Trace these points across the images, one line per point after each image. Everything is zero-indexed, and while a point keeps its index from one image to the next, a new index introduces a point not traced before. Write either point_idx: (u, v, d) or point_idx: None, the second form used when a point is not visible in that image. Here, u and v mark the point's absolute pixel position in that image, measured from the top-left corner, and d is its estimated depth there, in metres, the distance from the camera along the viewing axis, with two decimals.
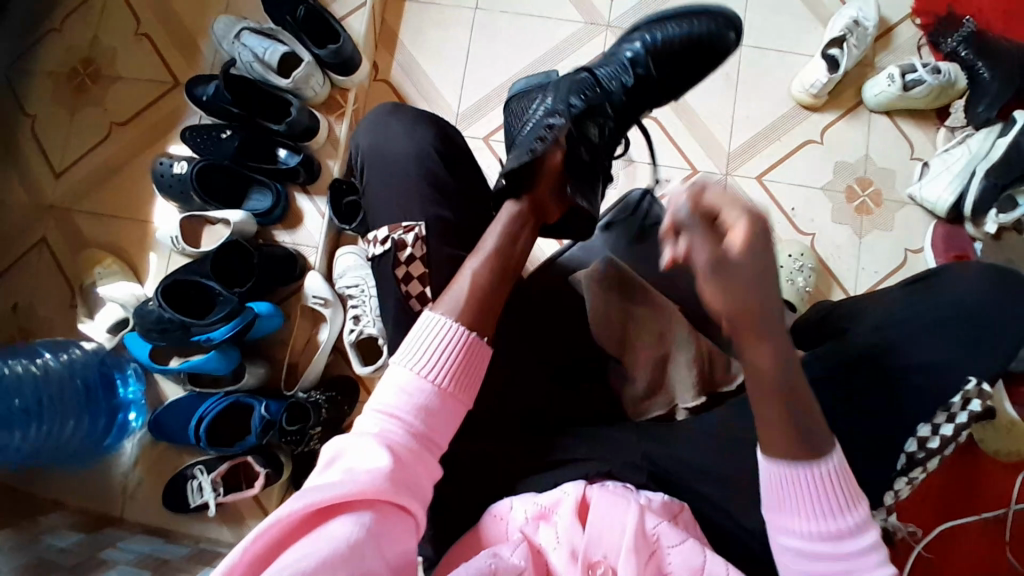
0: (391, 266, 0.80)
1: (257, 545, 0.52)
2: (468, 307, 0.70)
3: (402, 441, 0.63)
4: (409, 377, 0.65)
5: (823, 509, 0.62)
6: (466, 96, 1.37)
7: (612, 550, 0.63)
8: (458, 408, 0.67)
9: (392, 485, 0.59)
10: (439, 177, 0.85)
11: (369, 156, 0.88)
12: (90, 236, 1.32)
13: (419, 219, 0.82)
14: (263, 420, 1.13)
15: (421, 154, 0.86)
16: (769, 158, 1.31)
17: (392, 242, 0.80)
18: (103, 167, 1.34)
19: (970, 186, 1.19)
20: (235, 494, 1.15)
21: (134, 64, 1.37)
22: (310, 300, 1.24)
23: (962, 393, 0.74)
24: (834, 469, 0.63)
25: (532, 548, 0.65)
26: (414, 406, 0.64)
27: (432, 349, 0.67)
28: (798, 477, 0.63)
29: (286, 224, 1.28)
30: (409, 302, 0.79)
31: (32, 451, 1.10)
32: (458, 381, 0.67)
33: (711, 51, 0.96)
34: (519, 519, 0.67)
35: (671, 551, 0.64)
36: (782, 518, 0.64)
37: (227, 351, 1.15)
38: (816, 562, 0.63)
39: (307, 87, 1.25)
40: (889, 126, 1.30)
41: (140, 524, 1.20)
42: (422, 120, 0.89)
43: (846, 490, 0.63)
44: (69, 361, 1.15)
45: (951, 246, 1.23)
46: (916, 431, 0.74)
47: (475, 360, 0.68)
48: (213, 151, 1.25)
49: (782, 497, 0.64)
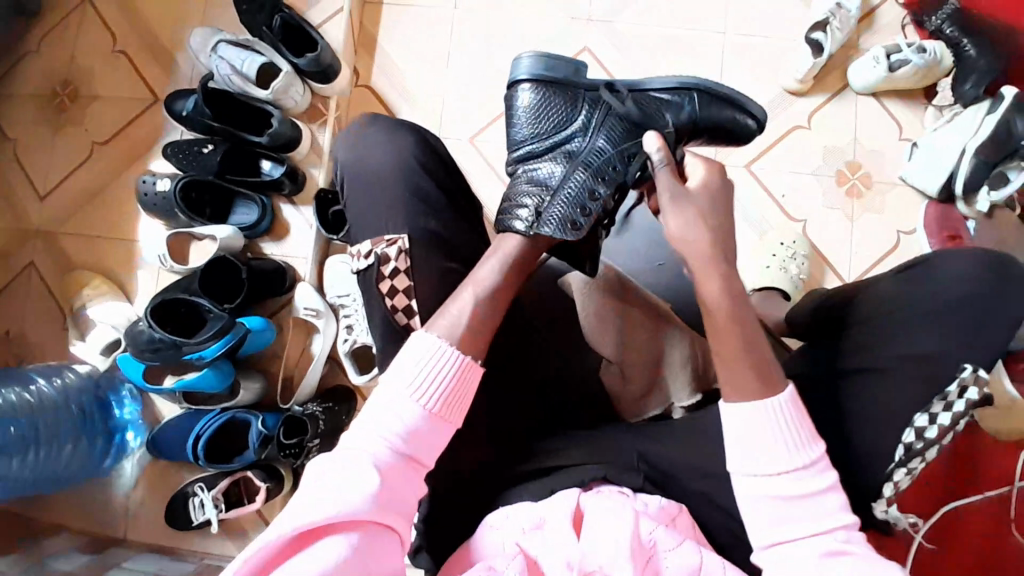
0: (374, 280, 0.79)
1: (248, 565, 0.53)
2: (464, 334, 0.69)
3: (389, 461, 0.62)
4: (396, 399, 0.65)
5: (788, 444, 0.64)
6: (449, 97, 1.35)
7: (607, 559, 0.62)
8: (447, 431, 0.66)
9: (380, 505, 0.59)
10: (419, 185, 0.84)
11: (349, 168, 0.86)
12: (77, 257, 1.31)
13: (401, 231, 0.81)
14: (260, 435, 1.13)
15: (399, 163, 0.85)
16: (757, 146, 1.29)
17: (375, 256, 0.80)
18: (87, 188, 1.33)
19: (960, 167, 1.17)
20: (236, 509, 1.15)
21: (113, 82, 1.36)
22: (300, 311, 1.22)
23: (959, 381, 0.74)
24: (791, 408, 0.65)
25: (529, 560, 0.64)
26: (402, 428, 0.64)
27: (421, 369, 0.66)
28: (758, 412, 0.64)
29: (273, 236, 1.28)
30: (394, 315, 0.79)
31: (32, 480, 1.09)
32: (447, 403, 0.66)
33: (739, 141, 0.85)
34: (514, 532, 0.67)
35: (668, 555, 0.64)
36: (741, 456, 0.65)
37: (221, 367, 1.14)
38: (786, 507, 0.64)
39: (287, 98, 1.24)
40: (877, 108, 1.29)
41: (143, 543, 1.20)
42: (401, 129, 0.88)
43: (805, 432, 0.65)
44: (63, 386, 1.15)
45: (944, 225, 1.22)
46: (913, 421, 0.74)
47: (465, 383, 0.67)
48: (196, 167, 1.24)
49: (748, 439, 0.65)
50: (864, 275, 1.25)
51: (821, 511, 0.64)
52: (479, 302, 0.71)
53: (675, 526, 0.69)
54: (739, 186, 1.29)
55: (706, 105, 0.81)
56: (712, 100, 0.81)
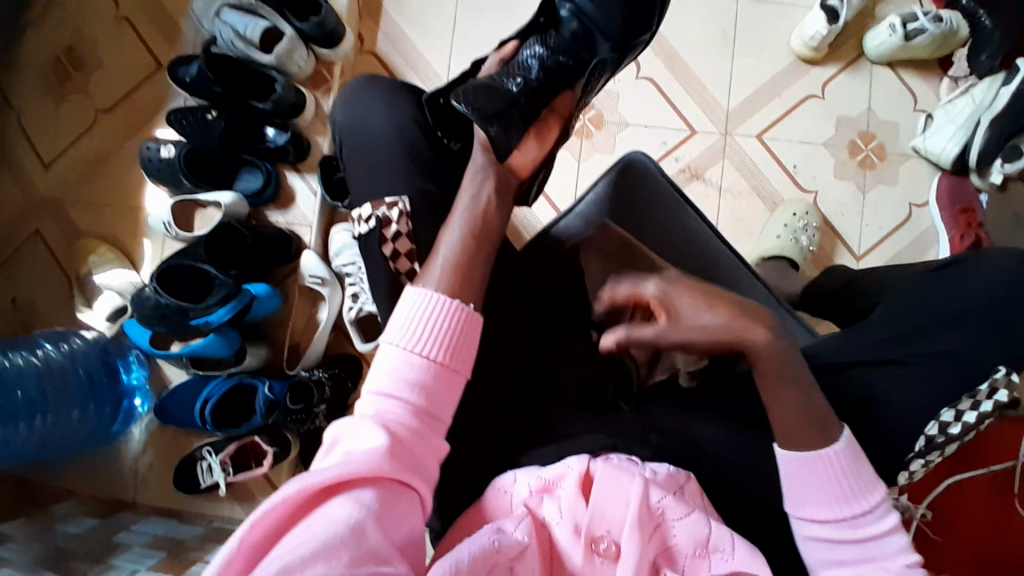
0: (378, 244, 0.79)
1: (260, 525, 0.52)
2: (444, 279, 0.69)
3: (393, 421, 0.62)
4: (395, 356, 0.65)
5: (843, 492, 0.65)
6: (454, 65, 1.33)
7: (615, 524, 0.64)
8: (455, 382, 0.67)
9: (394, 463, 0.59)
10: (416, 147, 0.83)
11: (355, 129, 0.86)
12: (83, 226, 1.30)
13: (402, 193, 0.80)
14: (266, 401, 1.13)
15: (398, 127, 0.84)
16: (769, 115, 1.27)
17: (376, 219, 0.79)
18: (91, 155, 1.32)
19: (974, 138, 1.15)
20: (243, 474, 1.15)
21: (115, 48, 1.34)
22: (308, 280, 1.22)
23: (991, 382, 0.74)
24: (846, 451, 0.65)
25: (536, 522, 0.65)
26: (409, 385, 0.64)
27: (423, 326, 0.66)
28: (818, 462, 0.65)
29: (278, 204, 1.27)
30: (398, 279, 0.79)
31: (38, 443, 1.10)
32: (453, 358, 0.66)
33: None
34: (522, 492, 0.68)
35: (676, 524, 0.65)
36: (799, 506, 0.66)
37: (227, 334, 1.14)
38: (840, 548, 0.65)
39: (291, 63, 1.23)
40: (891, 77, 1.26)
41: (153, 507, 1.22)
42: (401, 88, 0.88)
43: (862, 476, 0.66)
44: (70, 352, 1.14)
45: (955, 198, 1.19)
46: (938, 415, 0.74)
47: (466, 331, 0.67)
48: (200, 135, 1.22)
49: (802, 484, 0.66)
50: (874, 248, 1.24)
51: (884, 553, 0.65)
52: (465, 233, 0.72)
53: (682, 493, 0.69)
54: (749, 156, 1.27)
55: None
56: None
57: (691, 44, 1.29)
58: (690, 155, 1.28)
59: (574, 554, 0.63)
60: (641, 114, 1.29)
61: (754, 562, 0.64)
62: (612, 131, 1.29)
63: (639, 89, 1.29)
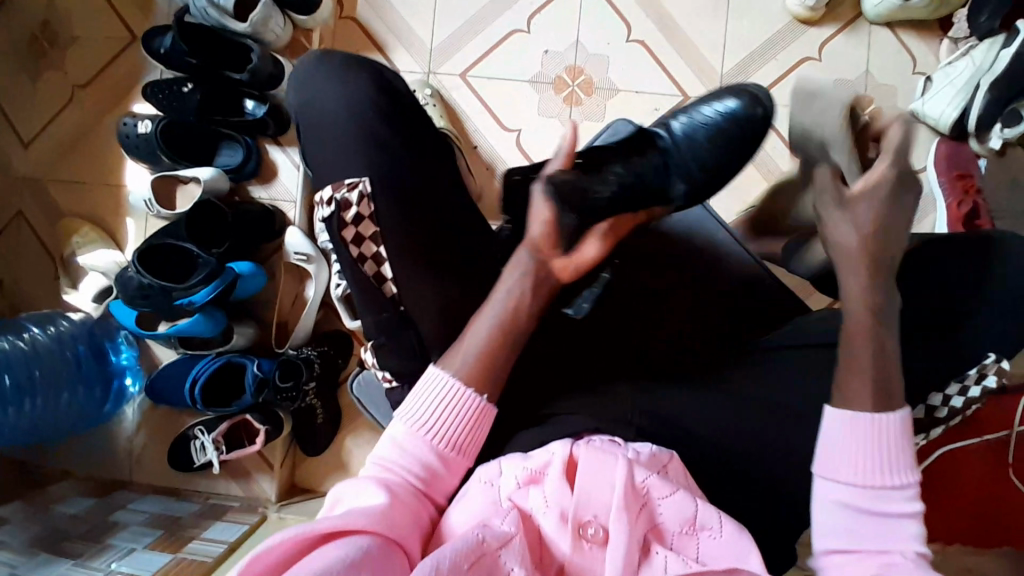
0: (338, 229, 0.76)
1: (260, 560, 0.52)
2: (474, 366, 0.70)
3: (395, 487, 0.65)
4: (402, 431, 0.69)
5: (879, 461, 0.62)
6: (438, 30, 1.29)
7: (601, 507, 0.64)
8: (457, 466, 0.70)
9: (391, 521, 0.60)
10: (373, 130, 0.81)
11: (326, 115, 0.82)
12: (64, 205, 1.28)
13: (361, 175, 0.79)
14: (256, 378, 1.13)
15: (352, 106, 0.81)
16: (764, 80, 1.23)
17: (336, 203, 0.77)
18: (70, 133, 1.29)
19: (973, 102, 1.12)
20: (237, 451, 1.17)
21: (88, 20, 1.29)
22: (293, 257, 1.21)
23: (980, 368, 0.74)
24: (898, 424, 0.63)
25: (523, 514, 0.65)
26: (412, 459, 0.68)
27: (431, 403, 0.70)
28: (860, 425, 0.62)
29: (260, 179, 1.25)
30: (361, 264, 0.77)
31: (31, 425, 1.10)
32: (456, 440, 0.69)
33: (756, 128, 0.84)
34: (508, 486, 0.67)
35: (661, 502, 0.65)
36: (832, 467, 0.63)
37: (212, 314, 1.13)
38: (856, 516, 0.61)
39: (266, 31, 1.18)
40: (890, 38, 1.22)
41: (149, 485, 1.24)
42: (352, 66, 0.83)
43: (901, 452, 0.62)
44: (58, 334, 1.14)
45: (955, 163, 1.16)
46: (928, 401, 0.75)
47: (477, 414, 0.70)
48: (178, 108, 1.19)
49: (842, 442, 0.63)
50: None
51: (898, 534, 0.60)
52: (497, 321, 0.72)
53: (667, 473, 0.69)
54: None
55: (693, 114, 0.85)
56: (696, 121, 0.85)
57: (683, 5, 1.25)
58: None
59: (563, 540, 0.63)
60: (632, 81, 1.25)
61: (740, 539, 0.64)
62: (602, 99, 1.26)
63: (629, 54, 1.25)
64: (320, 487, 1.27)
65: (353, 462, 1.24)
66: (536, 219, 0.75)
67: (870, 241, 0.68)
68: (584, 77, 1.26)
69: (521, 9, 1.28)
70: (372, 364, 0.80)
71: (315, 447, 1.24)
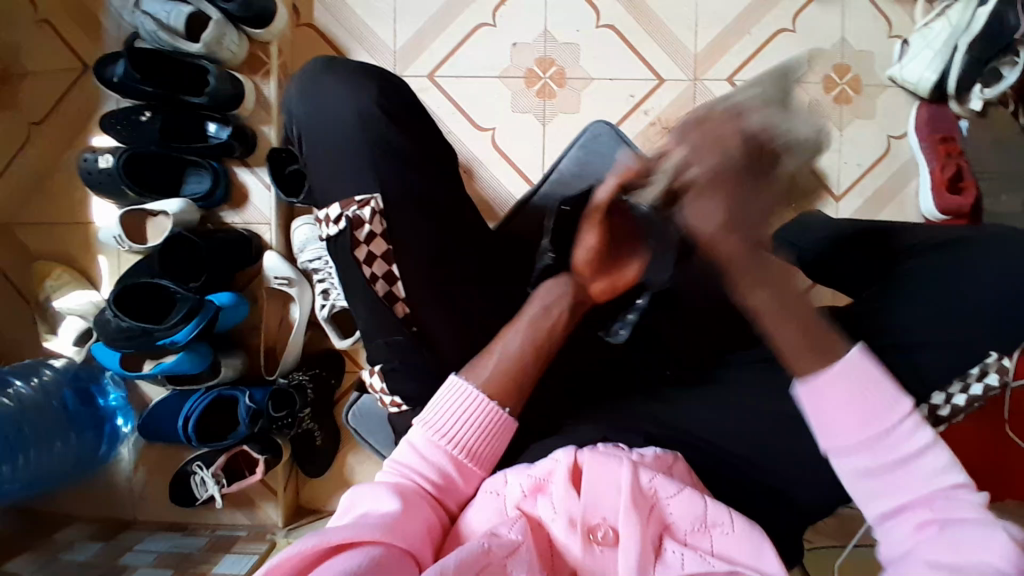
0: (350, 248, 0.71)
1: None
2: (495, 379, 0.69)
3: (410, 492, 0.62)
4: (418, 437, 0.67)
5: (863, 415, 0.57)
6: (400, 30, 1.24)
7: (611, 510, 0.60)
8: (473, 475, 0.67)
9: (404, 531, 0.57)
10: (387, 137, 0.73)
11: (336, 126, 0.73)
12: (33, 249, 1.24)
13: (373, 189, 0.72)
14: (250, 411, 1.11)
15: (364, 114, 0.73)
16: (739, 55, 1.20)
17: (347, 221, 0.71)
18: (31, 172, 1.24)
19: (953, 63, 1.09)
20: (238, 483, 1.15)
21: (35, 52, 1.23)
22: (272, 282, 1.18)
23: (982, 366, 0.70)
24: (858, 365, 0.58)
25: (532, 522, 0.60)
26: (425, 463, 0.66)
27: (445, 408, 0.67)
28: (831, 383, 0.57)
29: (232, 204, 1.21)
30: (373, 284, 0.72)
31: (30, 480, 1.07)
32: (469, 444, 0.66)
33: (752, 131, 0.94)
34: (514, 493, 0.63)
35: (671, 503, 0.60)
36: (832, 437, 0.58)
37: (198, 351, 1.11)
38: (879, 472, 0.57)
39: (221, 49, 1.13)
40: (863, 3, 1.19)
41: (154, 521, 1.23)
42: (365, 76, 0.75)
43: (880, 397, 0.57)
44: (41, 386, 1.11)
45: (936, 127, 1.15)
46: (931, 399, 0.71)
47: (496, 424, 0.68)
48: (137, 138, 1.14)
49: (826, 414, 0.58)
50: (854, 186, 1.20)
51: (917, 473, 0.57)
52: (523, 339, 0.71)
53: (673, 474, 0.65)
54: None
55: None
56: None
57: None
58: (660, 107, 1.21)
59: (571, 548, 0.58)
60: (604, 67, 1.22)
61: (754, 534, 0.59)
62: (576, 89, 1.22)
63: (600, 40, 1.21)
64: (327, 506, 1.26)
65: (357, 479, 1.24)
66: (582, 245, 0.71)
67: (725, 238, 0.55)
68: (555, 67, 1.22)
69: (485, 1, 1.23)
70: (379, 389, 0.80)
71: (318, 468, 1.23)
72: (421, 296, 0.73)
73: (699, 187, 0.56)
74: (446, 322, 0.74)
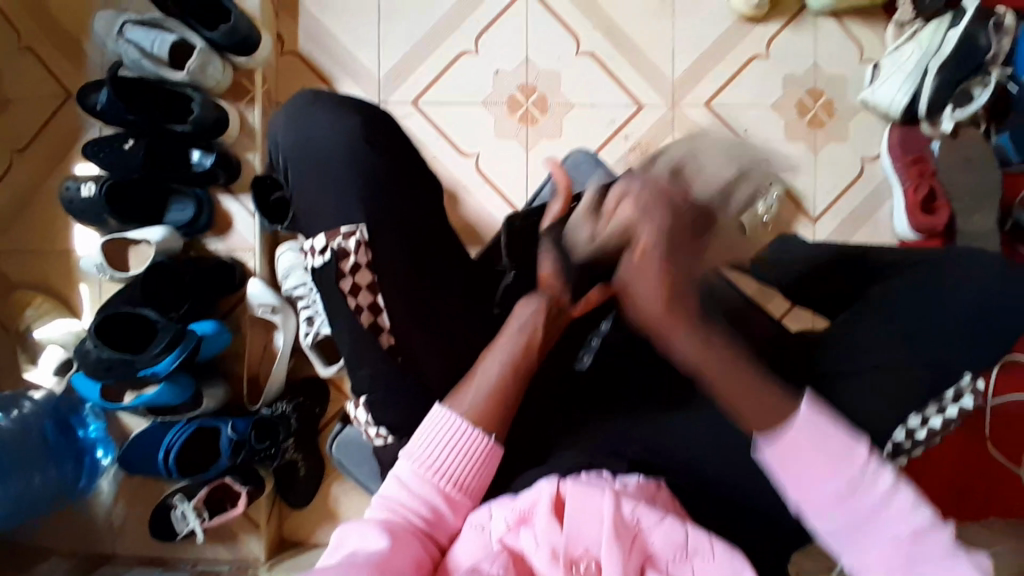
0: (334, 278, 0.71)
1: None
2: (484, 404, 0.69)
3: (397, 529, 0.62)
4: (406, 471, 0.67)
5: (828, 468, 0.56)
6: (383, 58, 1.26)
7: (592, 542, 0.60)
8: (463, 506, 0.67)
9: (391, 567, 0.57)
10: (371, 167, 0.74)
11: (321, 157, 0.74)
12: (13, 278, 1.23)
13: (357, 220, 0.72)
14: (231, 442, 1.11)
15: (348, 145, 0.74)
16: (716, 80, 1.23)
17: (332, 252, 0.71)
18: (12, 201, 1.24)
19: (924, 86, 1.13)
20: (219, 517, 1.14)
21: (17, 82, 1.24)
22: (257, 309, 1.18)
23: (956, 388, 0.70)
24: (814, 416, 0.57)
25: (514, 556, 0.60)
26: (413, 497, 0.66)
27: (432, 441, 0.68)
28: (793, 441, 0.57)
29: (215, 230, 1.21)
30: (359, 315, 0.72)
31: (6, 513, 1.04)
32: (457, 477, 0.67)
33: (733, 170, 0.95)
34: (498, 526, 0.63)
35: (653, 531, 0.61)
36: (804, 492, 0.57)
37: (178, 381, 1.09)
38: (855, 522, 0.57)
39: (205, 77, 1.14)
40: (835, 29, 1.22)
41: (133, 554, 1.21)
42: (349, 108, 0.76)
43: (838, 443, 0.57)
44: (20, 417, 1.09)
45: (908, 149, 1.18)
46: (907, 421, 0.69)
47: (483, 453, 0.68)
48: (120, 166, 1.13)
49: (794, 469, 0.57)
50: (830, 206, 1.23)
51: (892, 516, 0.56)
52: (505, 366, 0.72)
53: (655, 503, 0.65)
54: (698, 124, 1.23)
55: None
56: None
57: (628, 12, 1.24)
58: (640, 131, 1.23)
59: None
60: (584, 92, 1.24)
61: (735, 563, 0.59)
62: (557, 114, 1.24)
63: (581, 66, 1.24)
64: (310, 535, 1.25)
65: (342, 507, 1.23)
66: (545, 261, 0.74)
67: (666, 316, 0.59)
68: (537, 94, 1.24)
69: (467, 29, 1.25)
70: (365, 421, 0.77)
71: (301, 497, 1.22)
72: (402, 327, 0.73)
73: (643, 254, 0.60)
74: (428, 353, 0.75)
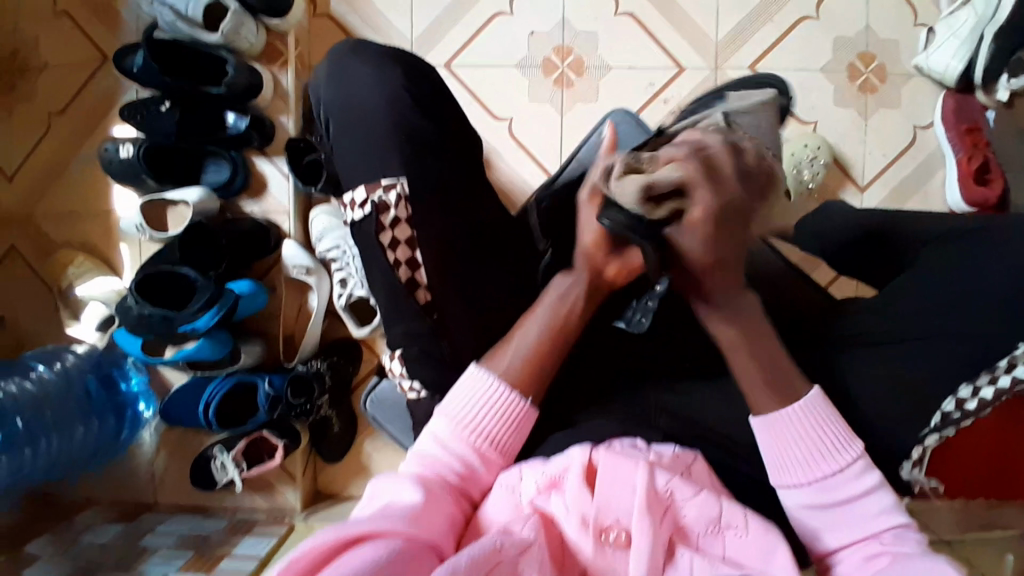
0: (374, 232, 0.71)
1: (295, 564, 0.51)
2: (522, 366, 0.69)
3: (432, 484, 0.62)
4: (442, 428, 0.67)
5: (812, 453, 0.63)
6: (416, 19, 1.23)
7: (624, 512, 0.59)
8: (495, 465, 0.67)
9: (426, 522, 0.58)
10: (412, 124, 0.73)
11: (361, 113, 0.73)
12: (57, 239, 1.26)
13: (399, 173, 0.71)
14: (268, 397, 1.14)
15: (388, 102, 0.73)
16: (761, 44, 1.18)
17: (372, 205, 0.71)
18: (53, 162, 1.26)
19: (979, 52, 1.08)
20: (258, 468, 1.17)
21: (57, 43, 1.24)
22: (293, 270, 1.19)
23: (1011, 357, 0.65)
24: (806, 408, 0.64)
25: (544, 519, 0.60)
26: (449, 453, 0.66)
27: (470, 402, 0.68)
28: (784, 419, 0.64)
29: (251, 192, 1.22)
30: (397, 269, 0.71)
31: (53, 464, 1.09)
32: (493, 438, 0.67)
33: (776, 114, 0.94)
34: (528, 489, 0.63)
35: (684, 505, 0.60)
36: (782, 470, 0.64)
37: (216, 337, 1.12)
38: (823, 513, 0.63)
39: (239, 38, 1.12)
40: None
41: (175, 504, 1.25)
42: (389, 60, 0.75)
43: (834, 434, 0.63)
44: (64, 371, 1.13)
45: (963, 117, 1.13)
46: (956, 392, 0.68)
47: (518, 415, 0.68)
48: (156, 127, 1.15)
49: (774, 450, 0.64)
50: (880, 175, 1.18)
51: (865, 516, 0.62)
52: (544, 329, 0.71)
53: (691, 475, 0.64)
54: None
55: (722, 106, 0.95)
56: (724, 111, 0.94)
57: None
58: (679, 95, 1.19)
59: (583, 548, 0.58)
60: (623, 54, 1.20)
61: (768, 538, 0.59)
62: (594, 77, 1.21)
63: (619, 27, 1.20)
64: (344, 490, 1.28)
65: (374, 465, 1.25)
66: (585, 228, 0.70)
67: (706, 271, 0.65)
68: (573, 55, 1.21)
69: None
70: (400, 373, 0.75)
71: (335, 454, 1.25)
72: (439, 288, 0.73)
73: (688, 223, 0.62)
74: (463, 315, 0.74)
